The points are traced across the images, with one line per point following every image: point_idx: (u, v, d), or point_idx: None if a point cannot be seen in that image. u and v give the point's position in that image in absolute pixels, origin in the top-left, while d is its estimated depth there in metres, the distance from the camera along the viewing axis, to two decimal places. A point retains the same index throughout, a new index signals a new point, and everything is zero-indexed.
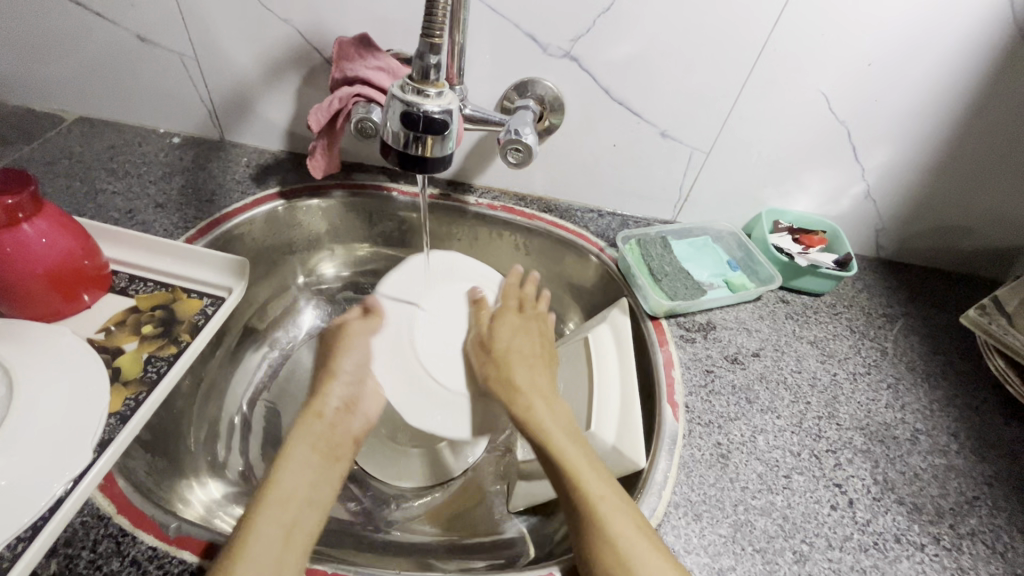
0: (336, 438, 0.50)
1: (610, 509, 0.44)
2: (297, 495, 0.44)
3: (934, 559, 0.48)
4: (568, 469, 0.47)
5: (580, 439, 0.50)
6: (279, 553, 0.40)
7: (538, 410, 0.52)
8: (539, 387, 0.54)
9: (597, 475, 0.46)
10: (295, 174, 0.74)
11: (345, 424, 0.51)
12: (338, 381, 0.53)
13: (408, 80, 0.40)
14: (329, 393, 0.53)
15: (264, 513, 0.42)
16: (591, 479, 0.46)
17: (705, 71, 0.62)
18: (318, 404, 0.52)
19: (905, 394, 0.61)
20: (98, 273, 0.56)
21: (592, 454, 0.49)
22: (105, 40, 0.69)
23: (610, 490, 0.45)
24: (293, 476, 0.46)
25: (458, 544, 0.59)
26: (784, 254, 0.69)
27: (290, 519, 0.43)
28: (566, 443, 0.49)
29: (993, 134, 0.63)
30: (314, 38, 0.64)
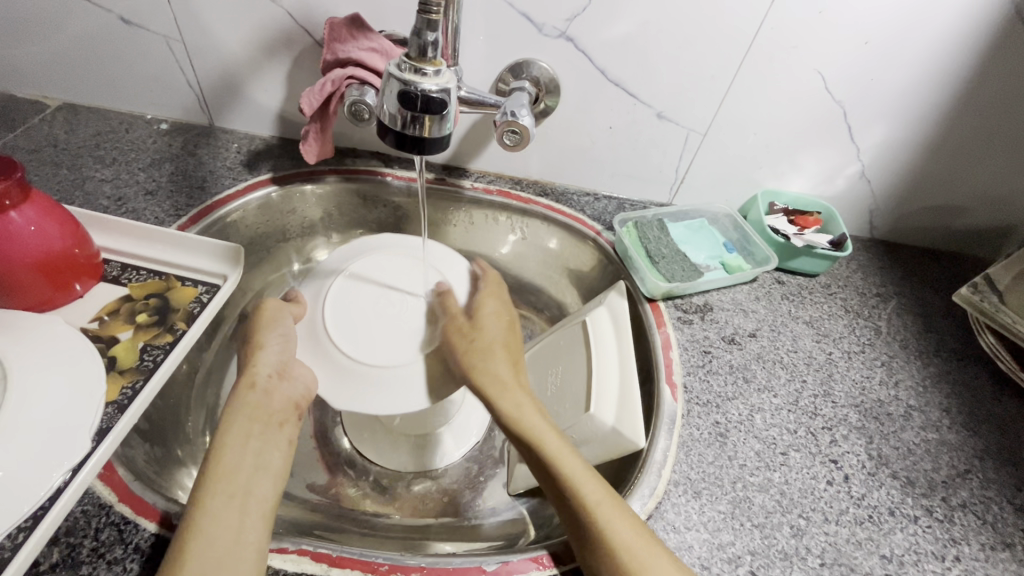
0: (272, 409, 0.49)
1: (602, 515, 0.43)
2: (246, 467, 0.44)
3: (926, 531, 0.49)
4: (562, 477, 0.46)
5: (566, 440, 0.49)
6: (238, 524, 0.41)
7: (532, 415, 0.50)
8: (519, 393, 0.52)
9: (589, 479, 0.45)
10: (287, 160, 0.73)
11: (281, 390, 0.50)
12: (268, 351, 0.51)
13: (404, 59, 0.39)
14: (259, 361, 0.50)
15: (215, 491, 0.42)
16: (585, 483, 0.45)
17: (701, 50, 0.62)
18: (251, 376, 0.50)
19: (898, 371, 0.62)
20: (89, 262, 0.55)
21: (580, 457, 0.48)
22: (88, 22, 0.67)
23: (598, 494, 0.45)
24: (235, 452, 0.45)
25: (447, 529, 0.60)
26: (780, 235, 0.70)
27: (239, 493, 0.43)
28: (557, 444, 0.48)
29: (987, 112, 0.63)
30: (304, 19, 0.63)
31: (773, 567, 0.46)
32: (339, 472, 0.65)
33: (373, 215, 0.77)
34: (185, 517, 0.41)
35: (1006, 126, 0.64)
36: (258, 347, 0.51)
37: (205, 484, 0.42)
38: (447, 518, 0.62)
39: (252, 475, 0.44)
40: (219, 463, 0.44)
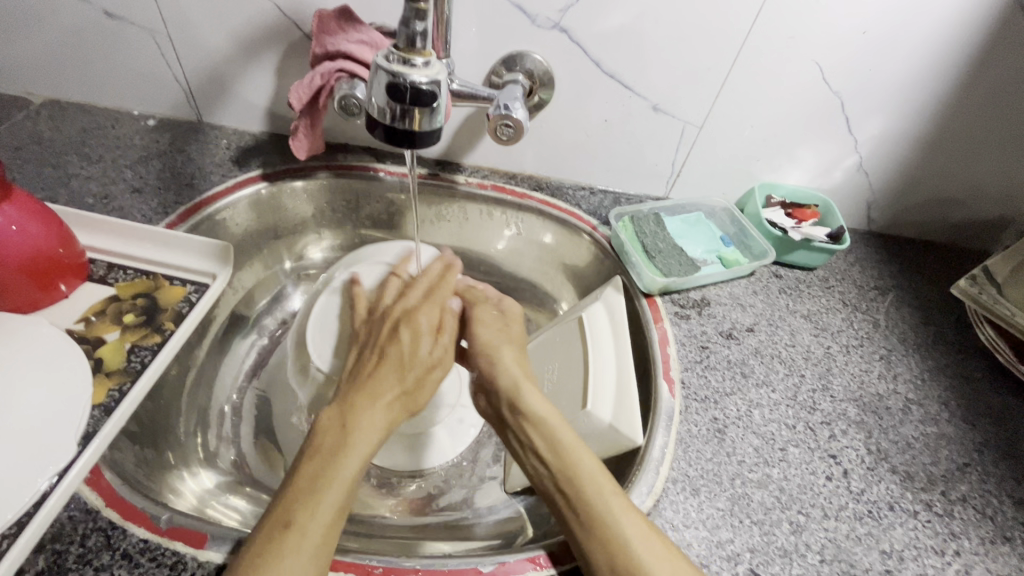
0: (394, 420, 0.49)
1: (632, 529, 0.42)
2: (351, 476, 0.44)
3: (926, 525, 0.49)
4: (588, 483, 0.45)
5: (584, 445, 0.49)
6: (328, 533, 0.40)
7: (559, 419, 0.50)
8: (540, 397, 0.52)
9: (615, 493, 0.45)
10: (277, 156, 0.72)
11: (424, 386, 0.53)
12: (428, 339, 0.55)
13: (392, 50, 0.38)
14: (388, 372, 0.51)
15: (326, 491, 0.42)
16: (611, 496, 0.44)
17: (698, 41, 0.61)
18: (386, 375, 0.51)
19: (897, 364, 0.62)
20: (75, 262, 0.54)
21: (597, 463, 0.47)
22: (71, 15, 0.65)
23: (626, 506, 0.44)
24: (355, 457, 0.45)
25: (429, 529, 0.59)
26: (777, 229, 0.69)
27: (340, 503, 0.42)
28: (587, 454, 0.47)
29: (986, 102, 0.63)
30: (293, 12, 0.61)
31: (772, 564, 0.45)
32: None
33: (366, 212, 0.75)
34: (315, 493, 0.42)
35: (1005, 117, 0.64)
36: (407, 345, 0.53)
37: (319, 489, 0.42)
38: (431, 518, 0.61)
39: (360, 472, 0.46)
40: (338, 470, 0.43)
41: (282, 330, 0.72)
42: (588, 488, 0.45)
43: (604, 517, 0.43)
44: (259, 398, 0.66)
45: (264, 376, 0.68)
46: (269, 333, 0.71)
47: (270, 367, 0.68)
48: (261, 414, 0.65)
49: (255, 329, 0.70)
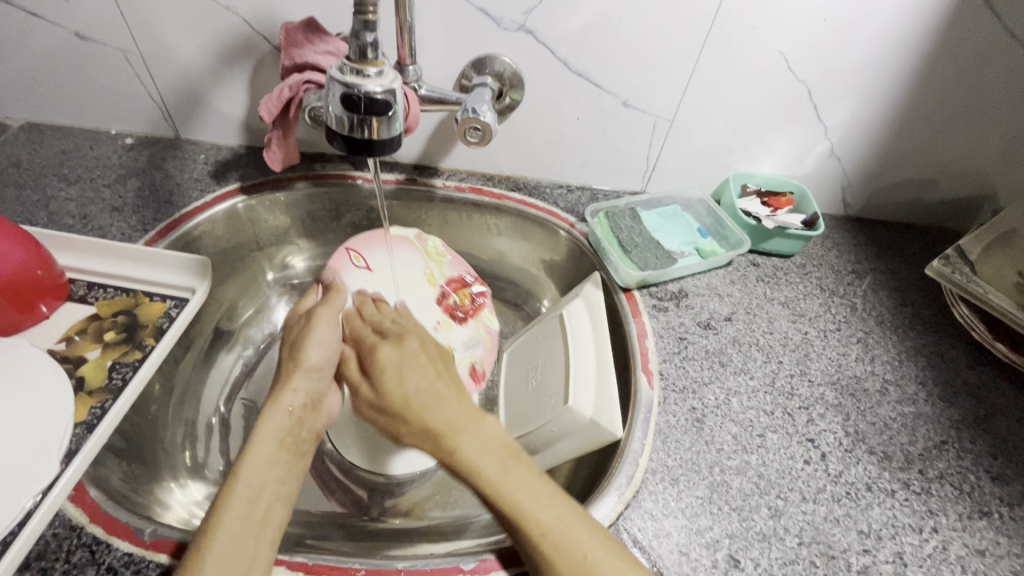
0: (302, 431, 0.50)
1: (557, 539, 0.41)
2: (267, 485, 0.43)
3: (904, 504, 0.50)
4: (507, 503, 0.43)
5: (516, 459, 0.46)
6: (254, 546, 0.40)
7: (465, 428, 0.47)
8: (454, 409, 0.49)
9: (541, 505, 0.43)
10: (255, 168, 0.73)
11: (312, 420, 0.51)
12: (304, 375, 0.53)
13: (346, 61, 0.39)
14: (297, 386, 0.52)
15: (236, 501, 0.41)
16: (538, 510, 0.42)
17: (662, 35, 0.61)
18: (286, 398, 0.51)
19: (874, 346, 0.63)
20: (54, 283, 0.54)
21: (530, 475, 0.45)
22: (42, 39, 0.66)
23: (558, 517, 0.42)
24: (259, 469, 0.44)
25: (418, 530, 0.60)
26: (752, 218, 0.70)
27: (262, 510, 0.42)
28: (500, 468, 0.45)
29: (950, 84, 0.63)
30: (260, 25, 0.62)
31: (751, 549, 0.46)
32: (323, 479, 0.64)
33: (346, 219, 0.76)
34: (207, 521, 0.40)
35: (969, 97, 0.64)
36: (300, 370, 0.53)
37: (226, 497, 0.41)
38: (418, 521, 0.61)
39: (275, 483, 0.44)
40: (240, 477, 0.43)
41: (268, 341, 0.72)
42: (509, 505, 0.43)
43: (537, 535, 0.41)
44: (246, 408, 0.67)
45: (251, 387, 0.68)
46: (254, 345, 0.71)
47: (257, 378, 0.69)
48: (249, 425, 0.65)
49: (240, 341, 0.71)
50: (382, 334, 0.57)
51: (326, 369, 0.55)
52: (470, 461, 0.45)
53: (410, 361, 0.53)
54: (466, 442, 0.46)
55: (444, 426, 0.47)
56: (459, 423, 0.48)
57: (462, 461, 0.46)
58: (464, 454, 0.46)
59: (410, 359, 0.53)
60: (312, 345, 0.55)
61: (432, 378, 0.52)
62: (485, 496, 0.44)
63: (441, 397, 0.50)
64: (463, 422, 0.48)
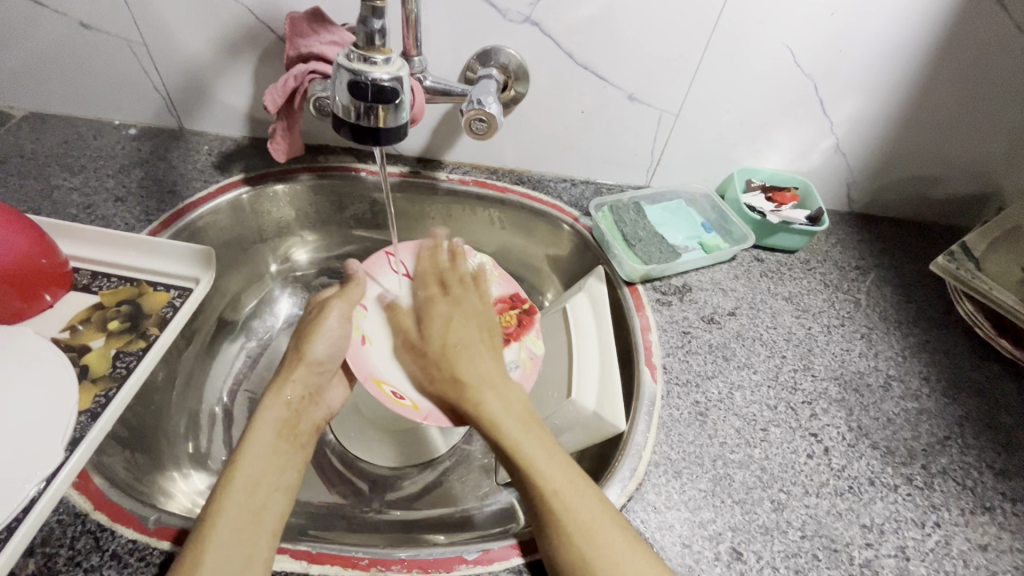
0: (298, 421, 0.51)
1: (567, 500, 0.43)
2: (263, 477, 0.44)
3: (907, 499, 0.50)
4: (520, 452, 0.46)
5: (535, 423, 0.49)
6: (250, 532, 0.40)
7: (489, 390, 0.51)
8: (488, 370, 0.53)
9: (554, 465, 0.45)
10: (259, 160, 0.72)
11: (309, 412, 0.53)
12: (309, 366, 0.54)
13: (353, 48, 0.39)
14: (299, 376, 0.53)
15: (233, 494, 0.42)
16: (550, 469, 0.45)
17: (668, 28, 0.61)
18: (283, 389, 0.52)
19: (878, 342, 0.62)
20: (58, 272, 0.54)
21: (545, 440, 0.48)
22: (46, 28, 0.66)
23: (569, 479, 0.44)
24: (255, 462, 0.45)
25: (419, 522, 0.60)
26: (756, 213, 0.69)
27: (258, 500, 0.43)
28: (521, 427, 0.48)
29: (958, 79, 0.63)
30: (265, 15, 0.62)
31: (754, 541, 0.46)
32: (326, 470, 0.64)
33: (350, 212, 0.76)
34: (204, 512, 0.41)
35: (976, 92, 0.64)
36: (302, 361, 0.54)
37: (223, 490, 0.43)
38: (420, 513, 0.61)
39: (271, 474, 0.45)
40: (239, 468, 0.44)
41: (270, 332, 0.72)
42: (521, 455, 0.46)
43: (547, 490, 0.43)
44: (249, 399, 0.67)
45: (254, 379, 0.68)
46: (257, 336, 0.71)
47: (260, 369, 0.69)
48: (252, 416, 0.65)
49: (243, 332, 0.71)
50: (444, 288, 0.61)
51: (331, 362, 0.55)
52: (494, 416, 0.49)
53: (459, 317, 0.58)
54: (489, 399, 0.50)
55: (475, 380, 0.52)
56: (486, 379, 0.52)
57: (484, 415, 0.49)
58: (489, 407, 0.50)
59: (461, 314, 0.58)
60: (319, 336, 0.55)
61: (476, 338, 0.56)
62: (501, 447, 0.47)
63: (476, 356, 0.54)
64: (491, 380, 0.52)
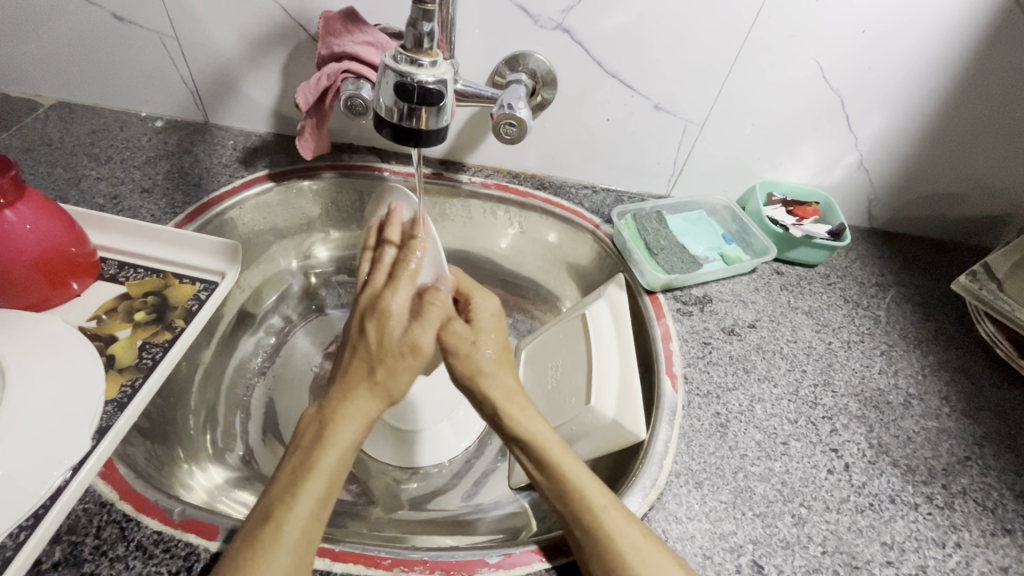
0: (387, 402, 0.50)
1: (611, 514, 0.43)
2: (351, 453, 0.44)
3: (927, 518, 0.50)
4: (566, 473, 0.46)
5: (566, 451, 0.47)
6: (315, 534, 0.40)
7: (527, 406, 0.50)
8: (512, 387, 0.51)
9: (596, 483, 0.45)
10: (284, 156, 0.73)
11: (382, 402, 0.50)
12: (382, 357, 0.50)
13: (400, 50, 0.39)
14: (375, 360, 0.50)
15: (305, 478, 0.42)
16: (593, 484, 0.44)
17: (697, 40, 0.61)
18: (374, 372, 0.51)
19: (897, 360, 0.62)
20: (86, 261, 0.55)
21: (579, 463, 0.47)
22: (80, 19, 0.66)
23: (606, 495, 0.44)
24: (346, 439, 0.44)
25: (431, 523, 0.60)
26: (778, 226, 0.70)
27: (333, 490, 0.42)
28: (557, 443, 0.48)
29: (985, 100, 0.63)
30: (298, 14, 0.62)
31: (775, 555, 0.46)
32: None
33: None
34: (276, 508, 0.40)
35: (1002, 114, 0.64)
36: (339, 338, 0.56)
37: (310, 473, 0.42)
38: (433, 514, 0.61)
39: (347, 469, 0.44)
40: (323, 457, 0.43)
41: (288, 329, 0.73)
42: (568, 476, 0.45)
43: (595, 506, 0.43)
44: (265, 394, 0.67)
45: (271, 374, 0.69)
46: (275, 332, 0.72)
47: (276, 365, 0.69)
48: (268, 411, 0.66)
49: (261, 327, 0.71)
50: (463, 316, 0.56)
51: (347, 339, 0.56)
52: (529, 431, 0.48)
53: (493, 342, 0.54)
54: (523, 420, 0.49)
55: (506, 400, 0.50)
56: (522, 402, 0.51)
57: (524, 432, 0.48)
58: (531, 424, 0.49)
59: (482, 334, 0.53)
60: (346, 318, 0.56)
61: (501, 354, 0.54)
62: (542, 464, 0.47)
63: (502, 373, 0.52)
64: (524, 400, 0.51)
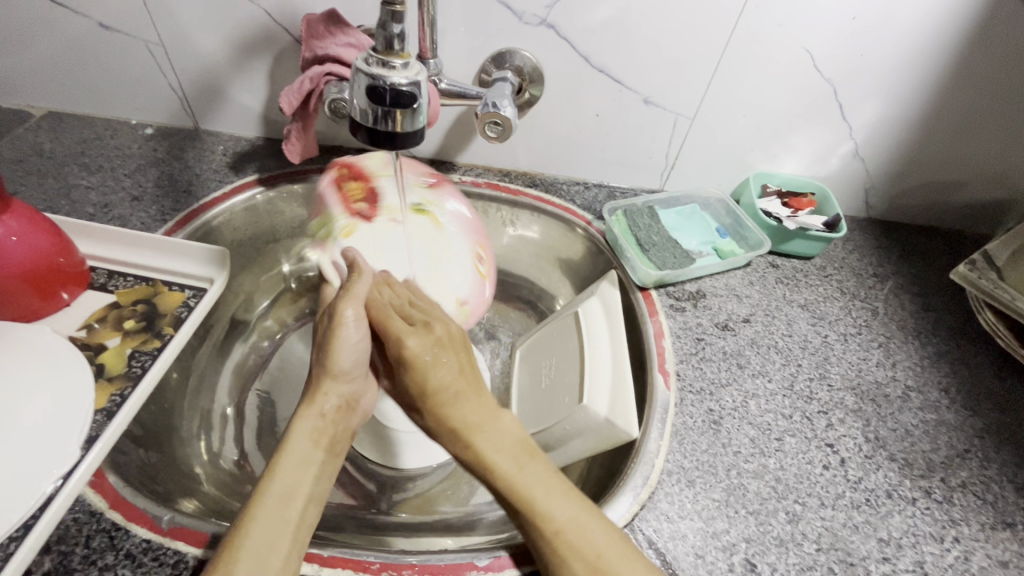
0: (336, 432, 0.49)
1: (569, 538, 0.41)
2: (301, 494, 0.43)
3: (925, 512, 0.49)
4: (520, 495, 0.44)
5: (533, 457, 0.46)
6: (285, 553, 0.39)
7: (483, 429, 0.47)
8: (474, 402, 0.49)
9: (553, 500, 0.43)
10: (273, 160, 0.73)
11: (344, 421, 0.51)
12: (339, 381, 0.52)
13: (372, 52, 0.39)
14: (329, 391, 0.51)
15: (268, 503, 0.41)
16: (550, 505, 0.43)
17: (685, 29, 0.60)
18: (320, 401, 0.50)
19: (895, 352, 0.61)
20: (76, 271, 0.55)
21: (547, 471, 0.46)
22: (66, 27, 0.66)
23: (570, 513, 0.43)
24: (295, 475, 0.44)
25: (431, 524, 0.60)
26: (772, 218, 0.69)
27: (295, 518, 0.41)
28: (515, 463, 0.45)
29: (983, 83, 0.62)
30: (282, 17, 0.62)
31: (768, 553, 0.45)
32: (337, 471, 0.64)
33: None
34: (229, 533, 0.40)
35: (1000, 98, 0.63)
36: (330, 375, 0.52)
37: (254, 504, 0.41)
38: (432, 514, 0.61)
39: (305, 501, 0.43)
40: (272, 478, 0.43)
41: (281, 332, 0.73)
42: (521, 498, 0.44)
43: (550, 530, 0.42)
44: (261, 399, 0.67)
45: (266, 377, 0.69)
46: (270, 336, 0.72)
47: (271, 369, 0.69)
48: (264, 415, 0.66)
49: (254, 332, 0.71)
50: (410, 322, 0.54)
51: (358, 371, 0.53)
52: (487, 457, 0.46)
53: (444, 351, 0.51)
54: (483, 439, 0.47)
55: (463, 424, 0.48)
56: (471, 432, 0.47)
57: (478, 458, 0.46)
58: (483, 449, 0.46)
59: (435, 357, 0.51)
60: (341, 348, 0.52)
61: (458, 371, 0.51)
62: (498, 491, 0.45)
63: (461, 393, 0.49)
64: (481, 417, 0.48)
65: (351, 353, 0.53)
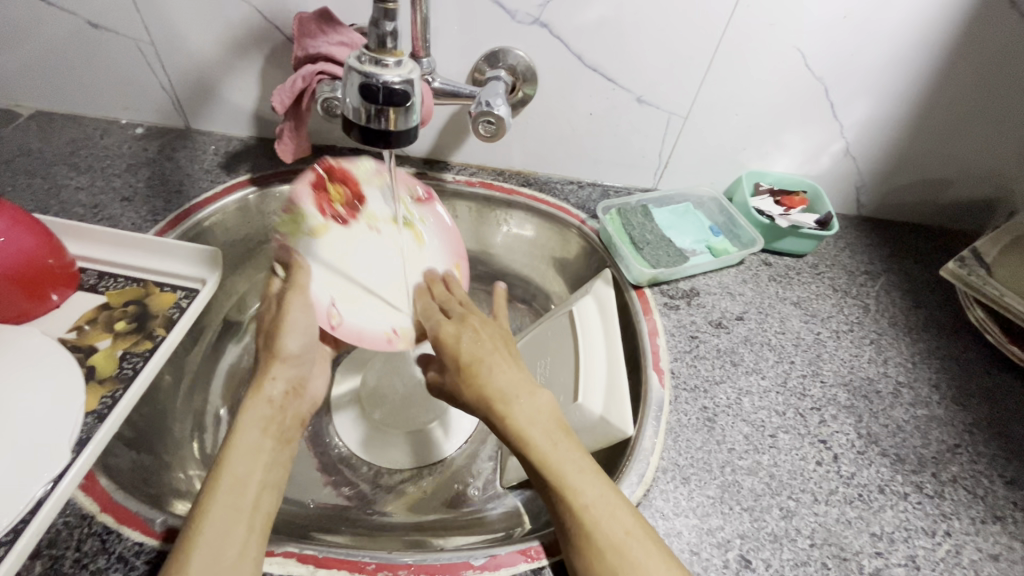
0: (285, 420, 0.50)
1: (597, 515, 0.41)
2: (254, 480, 0.43)
3: (917, 507, 0.49)
4: (552, 470, 0.44)
5: (564, 433, 0.47)
6: (244, 537, 0.39)
7: (520, 400, 0.48)
8: (514, 374, 0.50)
9: (584, 478, 0.43)
10: (266, 160, 0.72)
11: (294, 406, 0.52)
12: (283, 363, 0.53)
13: (364, 50, 0.39)
14: (276, 374, 0.52)
15: (223, 489, 0.42)
16: (579, 482, 0.43)
17: (678, 28, 0.60)
18: (266, 389, 0.51)
19: (887, 348, 0.62)
20: (65, 271, 0.54)
21: (577, 450, 0.46)
22: (54, 26, 0.65)
23: (598, 492, 0.43)
24: (245, 459, 0.44)
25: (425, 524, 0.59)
26: (765, 217, 0.69)
27: (249, 503, 0.42)
28: (549, 439, 0.46)
29: (972, 81, 0.62)
30: (274, 16, 0.62)
31: (763, 549, 0.46)
32: (332, 472, 0.64)
33: None
34: (189, 523, 0.40)
35: (988, 97, 0.64)
36: (277, 358, 0.53)
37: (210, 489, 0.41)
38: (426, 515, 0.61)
39: (258, 486, 0.43)
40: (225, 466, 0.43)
41: None
42: (553, 471, 0.44)
43: (577, 505, 0.42)
44: None
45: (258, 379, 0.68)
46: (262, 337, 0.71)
47: None
48: None
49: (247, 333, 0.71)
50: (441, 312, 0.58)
51: (306, 353, 0.55)
52: (519, 425, 0.47)
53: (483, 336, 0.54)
54: (518, 411, 0.47)
55: (499, 393, 0.48)
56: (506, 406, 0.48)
57: (512, 428, 0.47)
58: (517, 417, 0.47)
59: (472, 338, 0.53)
60: (290, 331, 0.54)
61: (493, 351, 0.52)
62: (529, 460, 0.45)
63: (499, 364, 0.51)
64: (518, 390, 0.49)
65: (300, 335, 0.55)
